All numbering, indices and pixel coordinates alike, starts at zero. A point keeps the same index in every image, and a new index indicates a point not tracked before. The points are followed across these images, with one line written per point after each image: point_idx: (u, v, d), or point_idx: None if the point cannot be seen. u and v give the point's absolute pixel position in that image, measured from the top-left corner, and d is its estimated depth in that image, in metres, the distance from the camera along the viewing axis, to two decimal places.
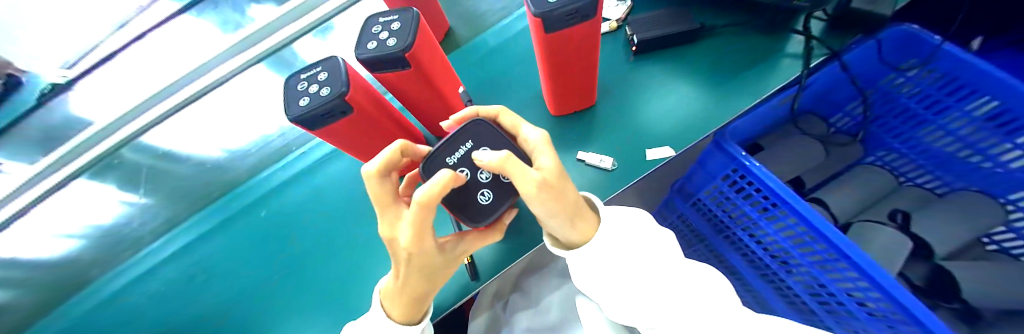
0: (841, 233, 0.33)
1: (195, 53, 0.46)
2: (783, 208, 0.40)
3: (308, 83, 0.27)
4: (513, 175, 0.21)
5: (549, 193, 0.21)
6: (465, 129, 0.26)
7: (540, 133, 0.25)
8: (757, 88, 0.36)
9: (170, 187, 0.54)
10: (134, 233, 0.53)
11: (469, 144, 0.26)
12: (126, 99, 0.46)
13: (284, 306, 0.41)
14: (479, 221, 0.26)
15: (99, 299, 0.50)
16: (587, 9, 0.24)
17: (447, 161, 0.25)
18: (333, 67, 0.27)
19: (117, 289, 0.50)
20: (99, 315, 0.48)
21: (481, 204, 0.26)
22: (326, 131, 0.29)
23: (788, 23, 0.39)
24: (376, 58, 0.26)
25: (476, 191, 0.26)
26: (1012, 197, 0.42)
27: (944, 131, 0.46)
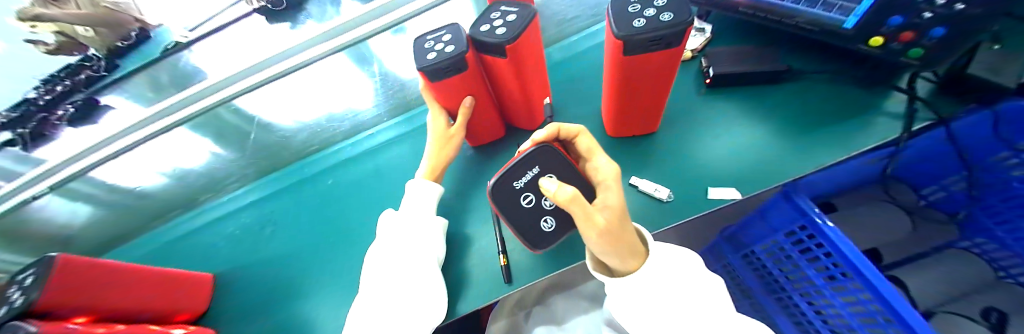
0: (921, 317, 0.29)
1: (286, 35, 0.57)
2: (857, 281, 0.36)
3: (434, 42, 0.29)
4: (575, 216, 0.22)
5: (611, 237, 0.23)
6: (533, 156, 0.28)
7: (613, 168, 0.27)
8: (843, 141, 0.34)
9: (256, 145, 0.61)
10: (218, 179, 0.60)
11: (536, 169, 0.28)
12: (236, 61, 0.57)
13: (327, 270, 0.45)
14: (540, 247, 0.29)
15: (182, 231, 0.56)
16: (672, 38, 0.24)
17: (514, 185, 0.28)
18: (456, 32, 0.30)
19: (200, 225, 0.56)
20: (181, 245, 0.55)
21: (544, 231, 0.29)
22: (439, 86, 0.32)
23: (887, 79, 0.37)
24: (484, 41, 0.28)
25: (538, 218, 0.28)
26: None
27: None
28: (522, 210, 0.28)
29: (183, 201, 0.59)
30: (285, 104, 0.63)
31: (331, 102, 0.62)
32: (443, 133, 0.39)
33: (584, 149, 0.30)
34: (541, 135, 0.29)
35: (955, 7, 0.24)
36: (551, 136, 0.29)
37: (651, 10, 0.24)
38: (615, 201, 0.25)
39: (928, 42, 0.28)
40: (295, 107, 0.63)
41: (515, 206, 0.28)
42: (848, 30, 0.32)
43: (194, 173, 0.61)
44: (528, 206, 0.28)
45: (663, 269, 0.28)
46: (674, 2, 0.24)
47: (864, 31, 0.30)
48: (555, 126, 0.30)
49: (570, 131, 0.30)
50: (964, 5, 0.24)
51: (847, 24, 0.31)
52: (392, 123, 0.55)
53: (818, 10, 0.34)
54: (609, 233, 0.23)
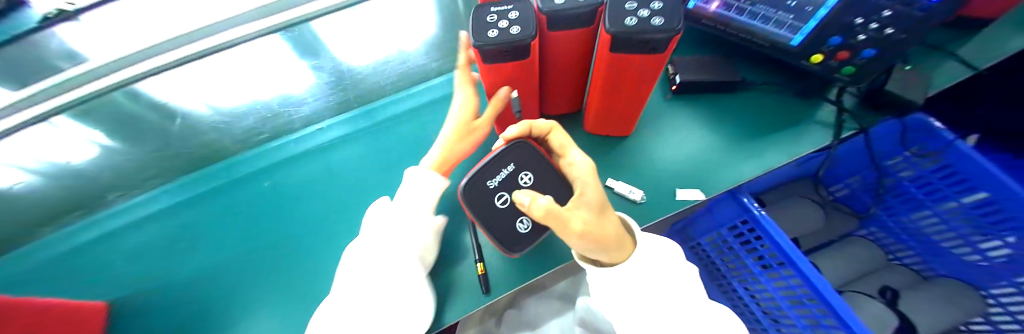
0: (842, 300, 0.35)
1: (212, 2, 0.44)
2: (789, 268, 0.41)
3: (498, 17, 0.26)
4: (554, 223, 0.22)
5: (590, 238, 0.23)
6: (506, 152, 0.27)
7: (587, 163, 0.26)
8: (785, 147, 0.38)
9: (167, 139, 0.50)
10: (120, 179, 0.49)
11: (510, 167, 0.27)
12: (131, 37, 0.40)
13: (262, 287, 0.39)
14: (516, 251, 0.27)
15: (80, 241, 0.46)
16: (660, 42, 0.24)
17: (487, 184, 0.26)
18: (523, 7, 0.26)
19: (102, 234, 0.46)
20: (76, 260, 0.45)
21: (520, 233, 0.27)
22: (490, 70, 0.29)
23: (821, 91, 0.42)
24: (562, 16, 0.26)
25: (514, 218, 0.27)
26: (994, 292, 0.45)
27: (938, 218, 0.49)
28: (498, 211, 0.26)
29: (72, 205, 0.47)
30: (186, 87, 0.48)
31: (261, 86, 0.52)
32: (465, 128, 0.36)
33: (558, 145, 0.29)
34: (513, 132, 0.27)
35: (884, 31, 0.30)
36: (523, 133, 0.28)
37: (645, 11, 0.24)
38: (593, 197, 0.24)
39: (860, 61, 0.34)
40: (208, 88, 0.50)
41: (489, 207, 0.26)
42: (795, 47, 0.36)
43: (75, 172, 0.48)
44: (504, 207, 0.26)
45: (645, 264, 0.28)
46: (668, 6, 0.24)
47: (809, 48, 0.35)
48: (527, 123, 0.28)
49: (541, 126, 0.28)
50: (891, 30, 0.30)
51: (795, 42, 0.36)
52: (347, 117, 0.50)
53: (770, 28, 0.37)
54: (589, 234, 0.23)
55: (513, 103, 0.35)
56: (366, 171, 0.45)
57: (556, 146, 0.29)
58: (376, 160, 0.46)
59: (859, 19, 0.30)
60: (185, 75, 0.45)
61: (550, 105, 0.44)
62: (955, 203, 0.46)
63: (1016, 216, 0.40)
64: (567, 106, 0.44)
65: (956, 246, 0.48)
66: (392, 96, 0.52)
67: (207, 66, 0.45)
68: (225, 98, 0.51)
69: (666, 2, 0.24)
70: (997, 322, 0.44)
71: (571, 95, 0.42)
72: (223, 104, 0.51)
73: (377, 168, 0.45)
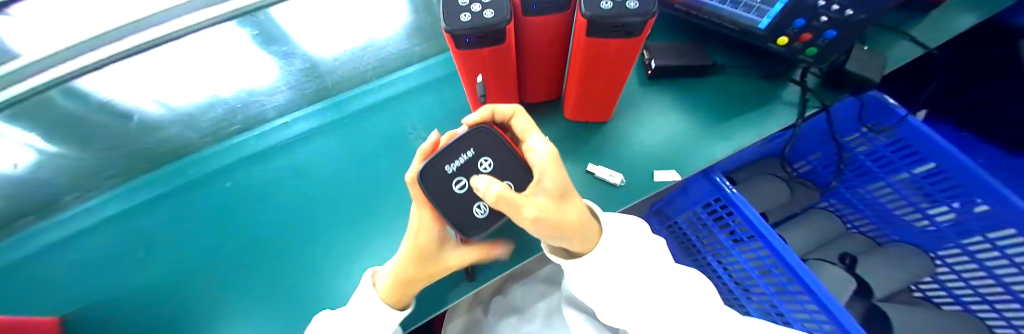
0: (806, 267, 0.39)
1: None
2: (758, 241, 0.44)
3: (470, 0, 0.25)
4: (505, 209, 0.22)
5: (545, 224, 0.23)
6: (466, 136, 0.26)
7: (548, 149, 0.25)
8: (754, 127, 0.40)
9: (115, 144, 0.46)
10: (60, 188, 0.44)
11: (470, 153, 0.26)
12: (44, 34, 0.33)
13: (239, 289, 0.38)
14: (470, 235, 0.26)
15: (30, 250, 0.43)
16: (634, 27, 0.24)
17: (446, 169, 0.25)
18: None
19: (57, 241, 0.43)
20: (25, 271, 0.41)
21: (476, 218, 0.26)
22: (463, 56, 0.29)
23: (787, 72, 0.44)
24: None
25: (471, 204, 0.26)
26: (941, 253, 0.51)
27: (891, 188, 0.53)
28: (455, 197, 0.25)
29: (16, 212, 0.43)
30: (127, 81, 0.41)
31: (219, 81, 0.46)
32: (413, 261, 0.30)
33: (519, 131, 0.28)
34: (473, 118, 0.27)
35: (845, 12, 0.32)
36: (486, 119, 0.27)
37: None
38: (552, 184, 0.24)
39: (823, 41, 0.35)
40: (157, 82, 0.42)
41: (446, 194, 0.25)
42: (762, 30, 0.37)
43: None
44: (462, 192, 0.25)
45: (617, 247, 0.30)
46: None
47: (777, 31, 0.36)
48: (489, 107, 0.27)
49: (503, 111, 0.27)
50: (851, 11, 0.31)
51: (761, 25, 0.37)
52: (315, 109, 0.50)
53: (739, 11, 0.38)
54: (543, 220, 0.22)
55: (477, 88, 0.34)
56: (340, 168, 0.45)
57: (518, 131, 0.29)
58: (352, 155, 0.46)
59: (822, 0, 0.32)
60: (131, 68, 0.38)
61: (529, 93, 0.44)
62: (906, 174, 0.51)
63: (960, 181, 0.47)
64: (545, 94, 0.44)
65: (906, 212, 0.53)
66: (364, 87, 0.52)
67: (155, 61, 0.39)
68: (179, 95, 0.45)
69: None
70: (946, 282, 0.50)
71: (550, 83, 0.41)
72: (178, 102, 0.45)
73: (355, 166, 0.45)
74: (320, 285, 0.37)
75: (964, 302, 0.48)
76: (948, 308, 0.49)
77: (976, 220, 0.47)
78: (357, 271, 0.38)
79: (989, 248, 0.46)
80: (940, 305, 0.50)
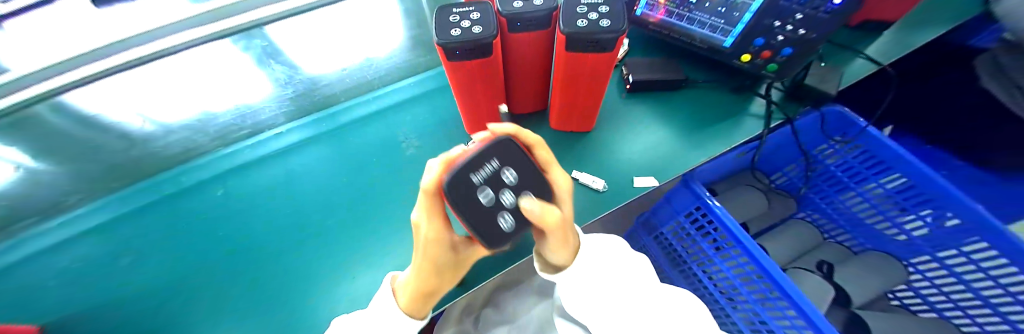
0: (783, 272, 0.38)
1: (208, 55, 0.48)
2: (736, 247, 0.45)
3: (461, 18, 0.28)
4: (551, 229, 0.25)
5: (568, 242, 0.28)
6: (493, 145, 0.24)
7: (567, 180, 0.28)
8: (727, 136, 0.43)
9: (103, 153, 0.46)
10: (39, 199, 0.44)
11: (495, 163, 0.24)
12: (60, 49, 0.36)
13: (222, 299, 0.38)
14: (491, 247, 0.25)
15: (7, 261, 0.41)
16: (608, 42, 0.27)
17: (472, 179, 0.23)
18: (485, 9, 0.28)
19: (37, 251, 0.42)
20: None
21: (502, 229, 0.24)
22: (454, 68, 0.31)
23: (754, 87, 0.47)
24: (520, 18, 0.28)
25: (495, 214, 0.24)
26: (913, 261, 0.52)
27: (861, 196, 0.53)
28: (480, 208, 0.24)
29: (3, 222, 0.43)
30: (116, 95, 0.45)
31: (209, 98, 0.51)
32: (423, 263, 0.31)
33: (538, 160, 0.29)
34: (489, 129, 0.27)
35: (799, 32, 0.35)
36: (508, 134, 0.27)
37: (595, 14, 0.27)
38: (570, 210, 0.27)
39: (781, 58, 0.39)
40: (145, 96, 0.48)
41: (472, 204, 0.23)
42: (727, 48, 0.41)
43: None
44: (487, 204, 0.24)
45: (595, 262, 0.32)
46: (615, 11, 0.27)
47: (740, 49, 0.40)
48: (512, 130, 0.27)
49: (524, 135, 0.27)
50: (804, 31, 0.35)
51: (727, 44, 0.41)
52: (310, 120, 0.51)
53: (707, 31, 0.42)
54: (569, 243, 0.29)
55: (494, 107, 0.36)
56: (335, 177, 0.46)
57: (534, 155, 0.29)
58: (343, 163, 0.47)
59: (777, 22, 0.35)
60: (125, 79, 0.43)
61: (516, 104, 0.46)
62: (874, 184, 0.51)
63: (927, 191, 0.45)
64: (531, 106, 0.47)
65: (875, 221, 0.54)
66: (358, 98, 0.53)
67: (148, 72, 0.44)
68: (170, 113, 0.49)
69: (613, 7, 0.27)
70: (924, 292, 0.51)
71: (535, 95, 0.44)
72: (168, 119, 0.49)
73: (347, 176, 0.46)
74: (308, 293, 0.37)
75: (937, 308, 0.50)
76: (925, 314, 0.52)
77: (940, 232, 0.46)
78: (347, 277, 0.38)
79: (961, 262, 0.45)
80: (916, 312, 0.53)
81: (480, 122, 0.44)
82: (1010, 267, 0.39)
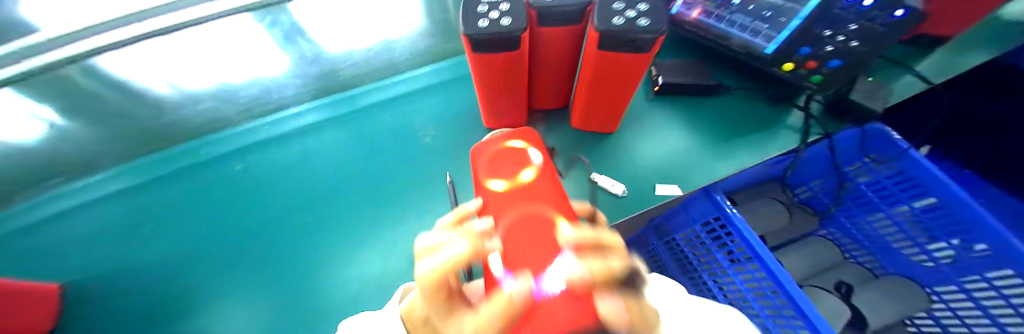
0: (802, 293, 0.32)
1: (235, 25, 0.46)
2: (754, 261, 0.37)
3: (489, 8, 0.26)
4: None
5: None
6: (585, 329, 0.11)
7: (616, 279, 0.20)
8: (758, 149, 0.41)
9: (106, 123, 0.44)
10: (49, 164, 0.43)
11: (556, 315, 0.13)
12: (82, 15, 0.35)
13: (242, 270, 0.40)
14: None
15: (44, 216, 0.44)
16: (645, 42, 0.25)
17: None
18: None
19: (69, 210, 0.44)
20: (38, 236, 0.43)
21: None
22: (480, 60, 0.30)
23: (791, 98, 0.45)
24: (551, 12, 0.27)
25: None
26: (938, 289, 0.43)
27: (890, 220, 0.45)
28: None
29: (31, 178, 0.43)
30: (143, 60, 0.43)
31: (234, 65, 0.47)
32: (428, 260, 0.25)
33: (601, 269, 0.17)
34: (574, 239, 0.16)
35: (850, 43, 0.33)
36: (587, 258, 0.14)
37: (632, 12, 0.25)
38: None
39: (827, 69, 0.36)
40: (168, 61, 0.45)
41: None
42: (768, 54, 0.38)
43: None
44: None
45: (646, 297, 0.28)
46: (654, 8, 0.25)
47: (781, 57, 0.38)
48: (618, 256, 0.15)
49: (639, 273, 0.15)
50: (856, 42, 0.32)
51: (769, 50, 0.38)
52: (326, 101, 0.51)
53: (746, 36, 0.40)
54: None
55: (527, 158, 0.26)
56: (351, 160, 0.46)
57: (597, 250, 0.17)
58: (358, 148, 0.47)
59: (828, 31, 0.33)
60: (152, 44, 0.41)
61: (539, 100, 0.45)
62: (907, 206, 0.43)
63: (963, 219, 0.38)
64: (553, 102, 0.45)
65: (903, 246, 0.45)
66: (374, 83, 0.52)
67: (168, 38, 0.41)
68: (192, 80, 0.46)
69: (653, 5, 0.25)
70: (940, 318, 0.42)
71: (558, 92, 0.43)
72: (190, 86, 0.46)
73: (360, 161, 0.46)
74: (324, 272, 0.39)
75: None
76: None
77: (973, 259, 0.39)
78: (358, 260, 0.39)
79: (987, 288, 0.38)
80: None
81: (502, 116, 0.43)
82: (1023, 288, 0.34)
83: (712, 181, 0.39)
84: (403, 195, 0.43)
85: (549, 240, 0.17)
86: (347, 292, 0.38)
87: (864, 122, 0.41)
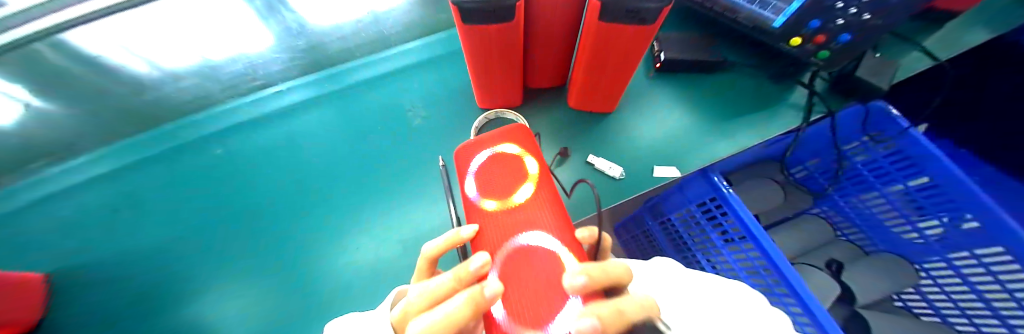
0: (801, 278, 0.29)
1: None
2: (750, 242, 0.33)
3: None
4: None
5: None
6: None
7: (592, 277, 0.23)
8: (758, 129, 0.41)
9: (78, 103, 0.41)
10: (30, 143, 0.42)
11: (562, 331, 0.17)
12: None
13: (232, 256, 0.39)
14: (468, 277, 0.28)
15: (21, 203, 0.42)
16: (650, 13, 0.23)
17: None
18: None
19: (46, 196, 0.43)
20: (16, 223, 0.42)
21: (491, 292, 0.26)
22: (472, 33, 0.28)
23: (796, 75, 0.44)
24: None
25: None
26: (926, 266, 0.41)
27: (884, 199, 0.43)
28: None
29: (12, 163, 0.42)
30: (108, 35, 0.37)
31: (217, 42, 0.41)
32: (424, 270, 0.24)
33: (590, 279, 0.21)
34: (583, 285, 0.16)
35: (862, 16, 0.31)
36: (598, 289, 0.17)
37: None
38: None
39: (836, 45, 0.35)
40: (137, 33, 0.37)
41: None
42: (776, 29, 0.37)
43: None
44: None
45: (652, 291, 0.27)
46: None
47: (789, 31, 0.36)
48: (611, 307, 0.15)
49: (631, 316, 0.16)
50: (868, 15, 0.31)
51: (777, 24, 0.37)
52: (311, 80, 0.48)
53: (755, 8, 0.39)
54: None
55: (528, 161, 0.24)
56: (341, 143, 0.44)
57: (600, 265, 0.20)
58: (346, 128, 0.45)
59: (840, 3, 0.31)
60: (121, 22, 0.33)
61: (536, 78, 0.43)
62: (901, 186, 0.41)
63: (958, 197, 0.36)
64: (551, 80, 0.44)
65: (895, 224, 0.43)
66: (360, 60, 0.49)
67: (144, 17, 0.34)
68: (173, 58, 0.41)
69: None
70: (928, 295, 0.40)
71: (555, 71, 0.41)
72: (170, 65, 0.41)
73: (349, 143, 0.44)
74: (317, 258, 0.38)
75: None
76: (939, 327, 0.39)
77: (964, 236, 0.37)
78: (352, 245, 0.39)
79: (977, 266, 0.36)
80: None
81: (497, 96, 0.42)
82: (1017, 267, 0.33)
83: (709, 163, 0.38)
84: (395, 179, 0.42)
85: (546, 280, 0.18)
86: (341, 276, 0.38)
87: (868, 100, 0.40)
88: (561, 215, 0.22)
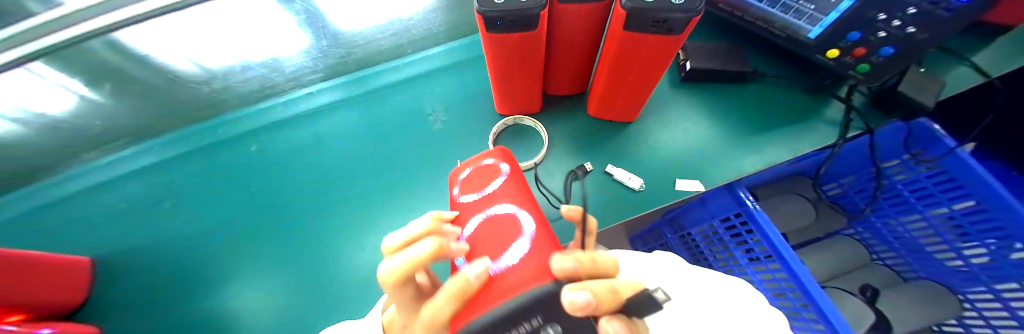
0: (833, 303, 0.27)
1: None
2: (776, 262, 0.31)
3: None
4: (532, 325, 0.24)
5: None
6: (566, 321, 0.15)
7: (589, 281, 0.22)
8: (789, 143, 0.39)
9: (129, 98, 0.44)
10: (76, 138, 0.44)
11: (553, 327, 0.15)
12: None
13: (254, 252, 0.41)
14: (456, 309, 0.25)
15: (67, 192, 0.45)
16: (678, 23, 0.23)
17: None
18: None
19: (91, 185, 0.46)
20: (62, 209, 0.45)
21: None
22: (496, 40, 0.28)
23: (832, 88, 0.42)
24: None
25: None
26: (972, 296, 0.37)
27: (926, 222, 0.39)
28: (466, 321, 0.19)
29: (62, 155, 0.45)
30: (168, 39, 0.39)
31: (258, 46, 0.44)
32: None
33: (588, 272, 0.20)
34: (572, 268, 0.16)
35: (906, 29, 0.30)
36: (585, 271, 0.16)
37: None
38: None
39: (877, 58, 0.34)
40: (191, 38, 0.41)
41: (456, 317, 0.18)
42: (812, 39, 0.36)
43: None
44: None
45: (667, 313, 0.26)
46: None
47: (826, 42, 0.35)
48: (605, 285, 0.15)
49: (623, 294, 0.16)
50: (913, 28, 0.30)
51: (812, 34, 0.36)
52: (338, 82, 0.49)
53: (790, 16, 0.37)
54: None
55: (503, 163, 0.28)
56: (364, 144, 0.45)
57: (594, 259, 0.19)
58: (369, 129, 0.46)
59: (882, 14, 0.30)
60: (171, 22, 0.36)
61: (557, 85, 0.43)
62: (946, 209, 0.37)
63: (1008, 222, 0.33)
64: (572, 88, 0.43)
65: (939, 250, 0.39)
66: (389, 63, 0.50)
67: (187, 19, 0.36)
68: (213, 58, 0.44)
69: None
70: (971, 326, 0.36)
71: (576, 78, 0.41)
72: (210, 64, 0.44)
73: (372, 144, 0.45)
74: (336, 258, 0.39)
75: None
76: None
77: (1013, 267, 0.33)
78: (371, 246, 0.39)
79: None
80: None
81: (518, 102, 0.42)
82: None
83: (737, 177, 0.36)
84: (414, 181, 0.42)
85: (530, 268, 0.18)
86: (358, 277, 0.38)
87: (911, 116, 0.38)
88: (530, 200, 0.25)
